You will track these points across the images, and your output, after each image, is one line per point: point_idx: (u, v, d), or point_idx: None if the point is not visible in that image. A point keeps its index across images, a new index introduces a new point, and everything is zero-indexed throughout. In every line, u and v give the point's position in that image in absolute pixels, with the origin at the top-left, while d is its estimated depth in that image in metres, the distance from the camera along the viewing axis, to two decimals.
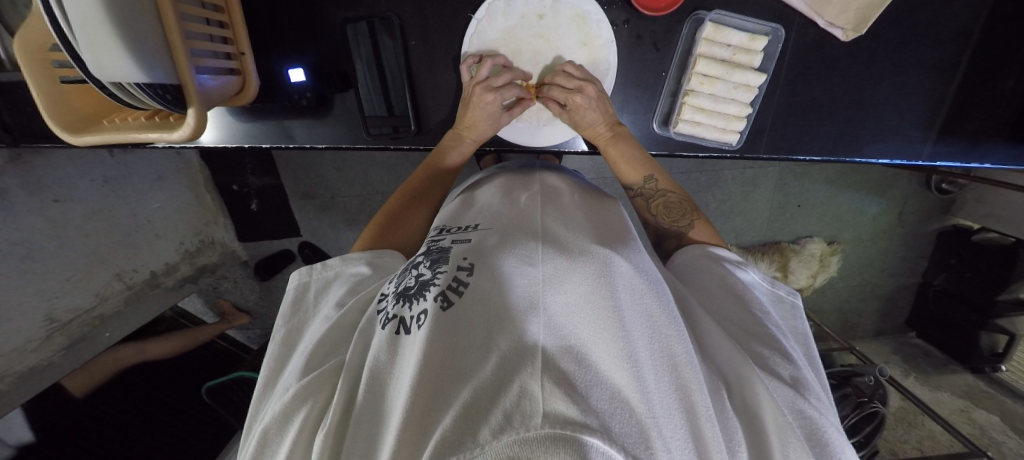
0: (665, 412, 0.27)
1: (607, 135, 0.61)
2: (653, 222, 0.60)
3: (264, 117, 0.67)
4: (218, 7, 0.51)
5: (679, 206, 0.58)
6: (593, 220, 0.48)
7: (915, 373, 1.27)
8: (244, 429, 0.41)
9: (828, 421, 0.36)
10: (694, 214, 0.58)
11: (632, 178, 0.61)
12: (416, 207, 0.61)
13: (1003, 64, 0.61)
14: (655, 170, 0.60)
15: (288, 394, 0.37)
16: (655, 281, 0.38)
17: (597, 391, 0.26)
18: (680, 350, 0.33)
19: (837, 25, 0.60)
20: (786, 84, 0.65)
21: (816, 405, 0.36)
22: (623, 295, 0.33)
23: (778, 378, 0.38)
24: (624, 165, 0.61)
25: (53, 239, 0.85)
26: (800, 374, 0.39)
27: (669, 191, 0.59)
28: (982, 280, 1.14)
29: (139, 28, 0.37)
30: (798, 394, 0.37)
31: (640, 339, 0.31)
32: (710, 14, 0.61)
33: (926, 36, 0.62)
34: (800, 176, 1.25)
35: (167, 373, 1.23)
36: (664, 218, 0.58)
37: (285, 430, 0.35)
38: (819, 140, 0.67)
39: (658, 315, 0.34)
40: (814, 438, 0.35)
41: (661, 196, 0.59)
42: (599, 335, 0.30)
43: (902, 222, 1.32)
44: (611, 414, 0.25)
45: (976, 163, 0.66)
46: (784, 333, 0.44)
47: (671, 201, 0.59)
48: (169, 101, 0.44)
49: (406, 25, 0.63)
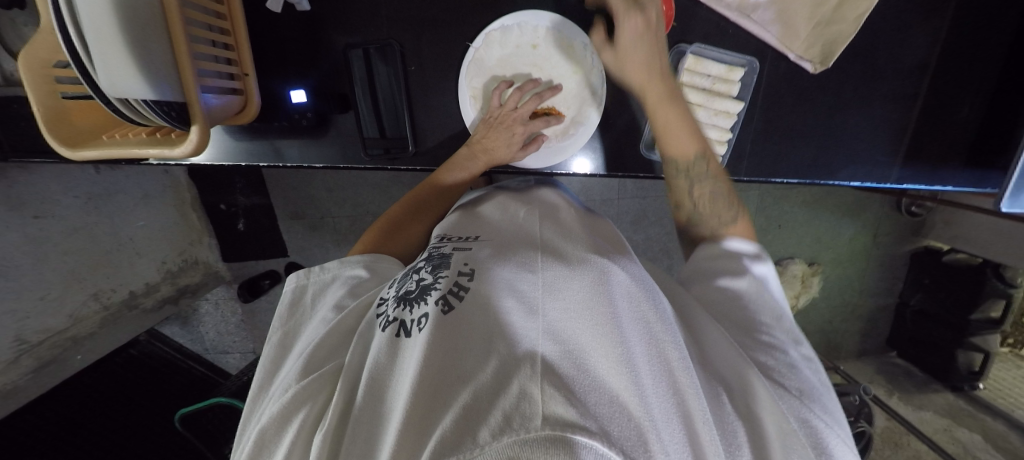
0: (664, 416, 0.28)
1: (662, 87, 0.60)
2: (690, 207, 0.62)
3: (267, 136, 0.69)
4: (225, 29, 0.52)
5: (725, 198, 0.60)
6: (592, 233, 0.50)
7: (897, 392, 1.30)
8: (237, 433, 0.42)
9: (831, 430, 0.37)
10: (739, 212, 0.60)
11: (683, 151, 0.61)
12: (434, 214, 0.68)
13: (956, 97, 0.68)
14: (705, 150, 0.61)
15: (287, 395, 0.37)
16: (652, 289, 0.40)
17: (597, 398, 0.27)
18: (677, 355, 0.34)
19: (806, 59, 0.65)
20: (762, 112, 0.69)
21: (821, 415, 0.38)
22: (621, 302, 0.35)
23: (783, 388, 0.39)
24: (675, 137, 0.61)
25: (31, 257, 0.84)
26: (804, 383, 0.40)
27: (721, 182, 0.61)
28: (955, 299, 1.20)
29: (148, 41, 0.38)
30: (803, 403, 0.38)
31: (639, 345, 0.32)
32: (690, 47, 0.66)
33: (887, 70, 0.67)
34: (780, 200, 1.30)
35: (138, 412, 1.18)
36: (704, 204, 0.60)
37: (282, 432, 0.35)
38: (795, 164, 0.71)
39: (655, 322, 0.35)
40: (819, 445, 0.35)
41: (710, 183, 0.60)
42: (598, 339, 0.31)
43: (877, 243, 1.38)
44: (609, 418, 0.25)
45: (939, 185, 0.71)
46: (793, 344, 0.45)
47: (719, 192, 0.60)
48: (174, 118, 0.45)
49: (405, 51, 0.66)
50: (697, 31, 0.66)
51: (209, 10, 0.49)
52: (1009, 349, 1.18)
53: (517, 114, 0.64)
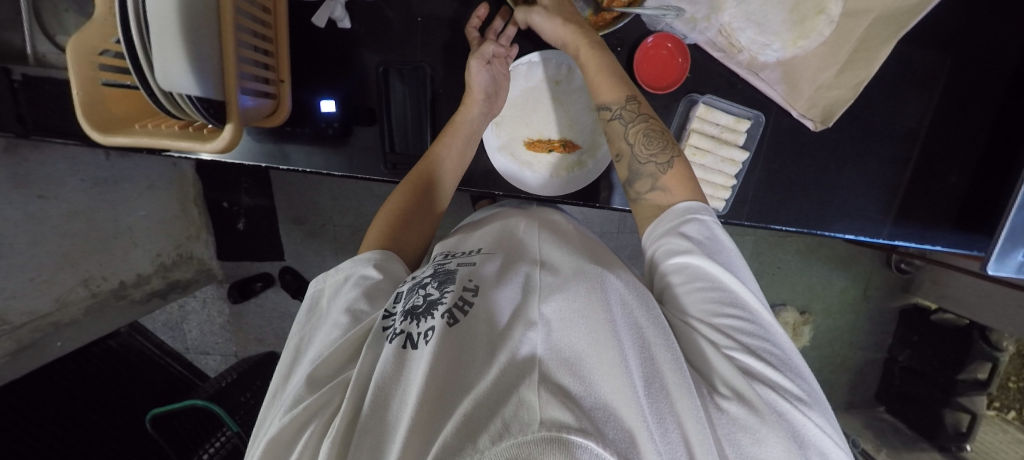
0: (657, 420, 0.29)
1: (591, 43, 0.59)
2: (629, 151, 0.56)
3: (294, 142, 0.71)
4: (268, 38, 0.55)
5: (658, 137, 0.55)
6: (591, 246, 0.52)
7: (886, 449, 1.23)
8: (252, 435, 0.41)
9: (809, 418, 0.36)
10: (674, 150, 0.55)
11: (611, 96, 0.58)
12: (425, 216, 0.66)
13: (946, 164, 0.72)
14: (635, 93, 0.58)
15: (298, 408, 0.36)
16: (646, 294, 0.41)
17: (592, 402, 0.28)
18: (667, 358, 0.34)
19: (808, 117, 0.69)
20: (765, 161, 0.73)
21: (803, 408, 0.36)
22: (615, 307, 0.36)
23: (763, 382, 0.37)
24: (604, 80, 0.58)
25: (26, 238, 0.82)
26: (781, 373, 0.38)
27: (651, 119, 0.56)
28: (943, 358, 1.22)
29: (201, 43, 0.41)
30: (785, 399, 0.36)
31: (633, 349, 0.33)
32: (702, 97, 0.70)
33: (883, 133, 0.72)
34: (774, 246, 1.33)
35: (108, 406, 1.13)
36: (642, 146, 0.55)
37: (295, 444, 0.36)
38: (793, 214, 0.74)
39: (648, 328, 0.36)
40: (801, 441, 0.35)
41: (641, 120, 0.56)
42: (593, 344, 0.32)
43: (866, 296, 1.40)
44: (604, 422, 0.26)
45: (929, 244, 0.75)
46: (763, 323, 0.41)
47: (652, 129, 0.56)
48: (211, 116, 0.47)
49: (435, 76, 0.70)
50: (708, 83, 0.70)
51: (257, 18, 0.52)
52: (996, 413, 1.20)
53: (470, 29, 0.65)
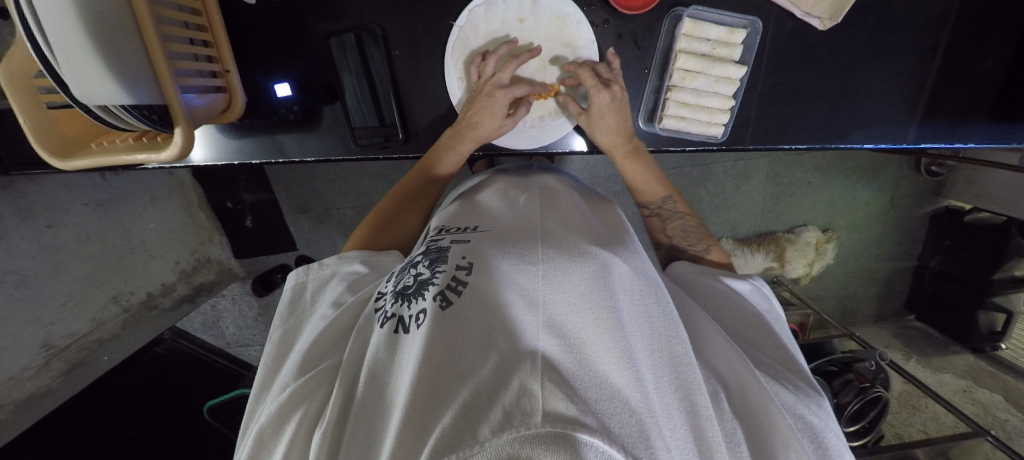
0: (665, 412, 0.28)
1: (626, 149, 0.63)
2: (666, 242, 0.62)
3: (254, 133, 0.68)
4: (202, 26, 0.51)
5: (695, 231, 0.61)
6: (593, 222, 0.48)
7: (916, 356, 1.29)
8: (241, 429, 0.43)
9: (826, 427, 0.38)
10: (710, 240, 0.60)
11: (651, 197, 0.63)
12: (415, 209, 0.63)
13: (981, 46, 0.63)
14: (671, 192, 0.63)
15: (285, 394, 0.38)
16: (654, 282, 0.39)
17: (598, 394, 0.27)
18: (680, 351, 0.34)
19: (813, 15, 0.61)
20: (767, 73, 0.65)
21: (817, 411, 0.38)
22: (622, 296, 0.34)
23: (783, 386, 0.39)
24: (642, 184, 0.63)
25: (50, 266, 0.84)
26: (803, 383, 0.41)
27: (687, 216, 0.62)
28: (978, 258, 1.15)
29: (122, 51, 0.38)
30: (799, 400, 0.38)
31: (640, 341, 0.32)
32: (687, 9, 0.62)
33: (901, 21, 0.63)
34: (791, 166, 1.25)
35: (168, 406, 1.25)
36: (680, 239, 0.61)
37: (282, 429, 0.36)
38: (804, 128, 0.68)
39: (657, 316, 0.35)
40: (816, 441, 0.36)
41: (678, 218, 0.62)
42: (600, 334, 0.31)
43: (895, 205, 1.33)
44: (610, 415, 0.26)
45: (960, 143, 0.68)
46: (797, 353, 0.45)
47: (688, 225, 0.62)
48: (156, 121, 0.45)
49: (389, 36, 0.64)
50: None
51: (184, 7, 0.48)
52: None
53: (495, 80, 0.61)
